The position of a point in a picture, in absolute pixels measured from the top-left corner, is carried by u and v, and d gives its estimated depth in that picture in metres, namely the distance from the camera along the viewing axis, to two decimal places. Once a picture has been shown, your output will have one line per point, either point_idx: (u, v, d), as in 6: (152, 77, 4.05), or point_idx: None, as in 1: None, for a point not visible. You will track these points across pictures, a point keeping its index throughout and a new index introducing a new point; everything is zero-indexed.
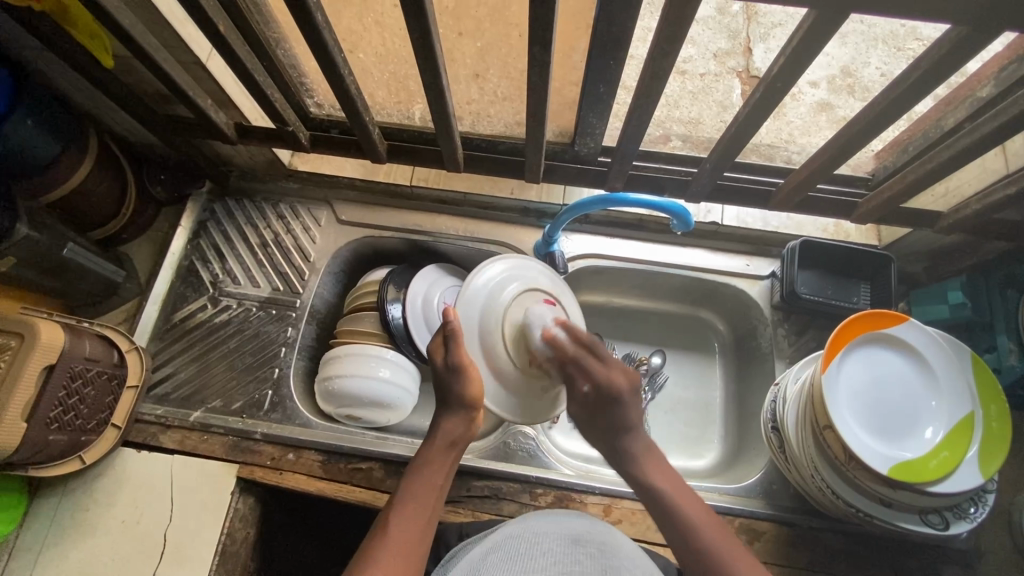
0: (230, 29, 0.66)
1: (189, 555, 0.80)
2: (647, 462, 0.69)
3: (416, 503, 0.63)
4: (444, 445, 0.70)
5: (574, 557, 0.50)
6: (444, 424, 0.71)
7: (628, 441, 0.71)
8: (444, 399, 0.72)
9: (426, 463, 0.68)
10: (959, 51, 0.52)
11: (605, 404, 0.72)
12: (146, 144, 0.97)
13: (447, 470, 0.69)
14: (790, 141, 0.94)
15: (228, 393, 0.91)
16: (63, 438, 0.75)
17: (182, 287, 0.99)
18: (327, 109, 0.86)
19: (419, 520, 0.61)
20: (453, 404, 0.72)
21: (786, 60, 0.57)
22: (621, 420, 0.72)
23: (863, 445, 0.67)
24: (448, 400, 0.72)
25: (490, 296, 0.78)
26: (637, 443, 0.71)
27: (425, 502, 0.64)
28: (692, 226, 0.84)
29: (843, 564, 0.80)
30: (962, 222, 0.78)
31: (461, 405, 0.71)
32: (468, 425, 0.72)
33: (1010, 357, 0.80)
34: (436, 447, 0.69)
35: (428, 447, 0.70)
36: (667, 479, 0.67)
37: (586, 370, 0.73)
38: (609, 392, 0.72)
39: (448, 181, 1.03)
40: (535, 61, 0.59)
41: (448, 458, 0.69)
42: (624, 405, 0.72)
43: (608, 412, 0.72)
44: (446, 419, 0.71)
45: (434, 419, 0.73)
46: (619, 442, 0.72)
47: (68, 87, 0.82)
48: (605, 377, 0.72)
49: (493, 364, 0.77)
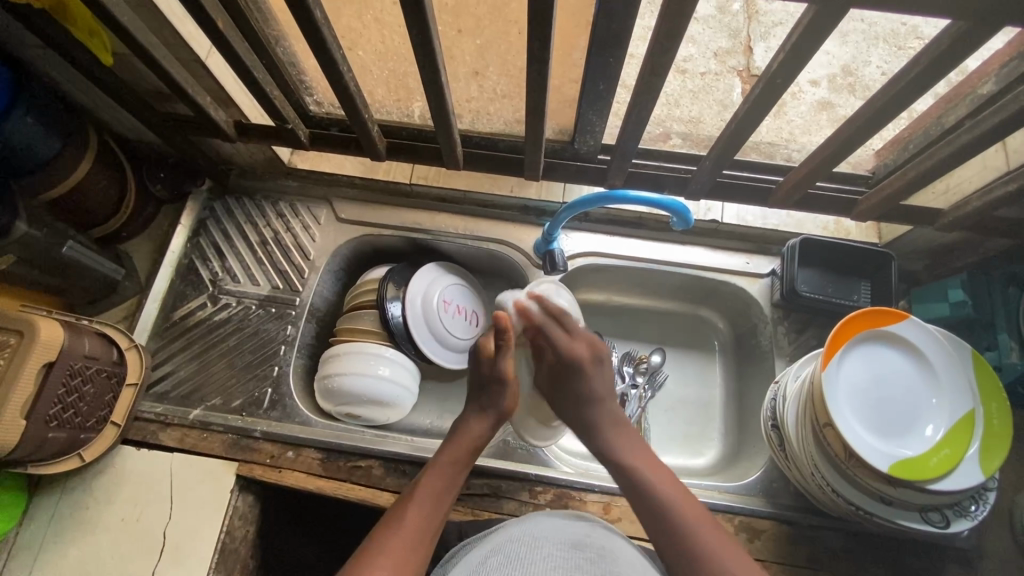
0: (229, 26, 0.66)
1: (187, 554, 0.80)
2: (621, 441, 0.71)
3: (428, 500, 0.62)
4: (467, 445, 0.70)
5: (574, 562, 0.50)
6: (471, 425, 0.72)
7: (593, 412, 0.74)
8: (478, 401, 0.74)
9: (445, 462, 0.67)
10: (960, 47, 0.52)
11: (568, 371, 0.76)
12: (146, 141, 0.97)
13: (463, 471, 0.68)
14: (791, 140, 0.94)
15: (227, 391, 0.91)
16: (63, 436, 0.75)
17: (182, 286, 0.98)
18: (327, 108, 0.87)
19: (429, 518, 0.61)
20: (487, 407, 0.74)
21: (785, 56, 0.57)
22: (585, 389, 0.75)
23: (856, 439, 0.66)
24: (485, 403, 0.74)
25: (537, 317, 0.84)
26: (603, 415, 0.74)
27: (437, 501, 0.63)
28: (692, 224, 0.84)
29: (844, 562, 0.80)
30: (962, 220, 0.78)
31: (496, 411, 0.73)
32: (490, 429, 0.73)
33: (1011, 355, 0.80)
34: (458, 445, 0.70)
35: (449, 445, 0.70)
36: (646, 461, 0.68)
37: (551, 343, 0.78)
38: (569, 359, 0.76)
39: (447, 178, 1.03)
40: (533, 58, 0.59)
41: (466, 463, 0.69)
42: (585, 373, 0.76)
43: (571, 381, 0.76)
44: (473, 422, 0.72)
45: (460, 419, 0.74)
46: (588, 412, 0.74)
47: (67, 85, 0.82)
48: (566, 348, 0.77)
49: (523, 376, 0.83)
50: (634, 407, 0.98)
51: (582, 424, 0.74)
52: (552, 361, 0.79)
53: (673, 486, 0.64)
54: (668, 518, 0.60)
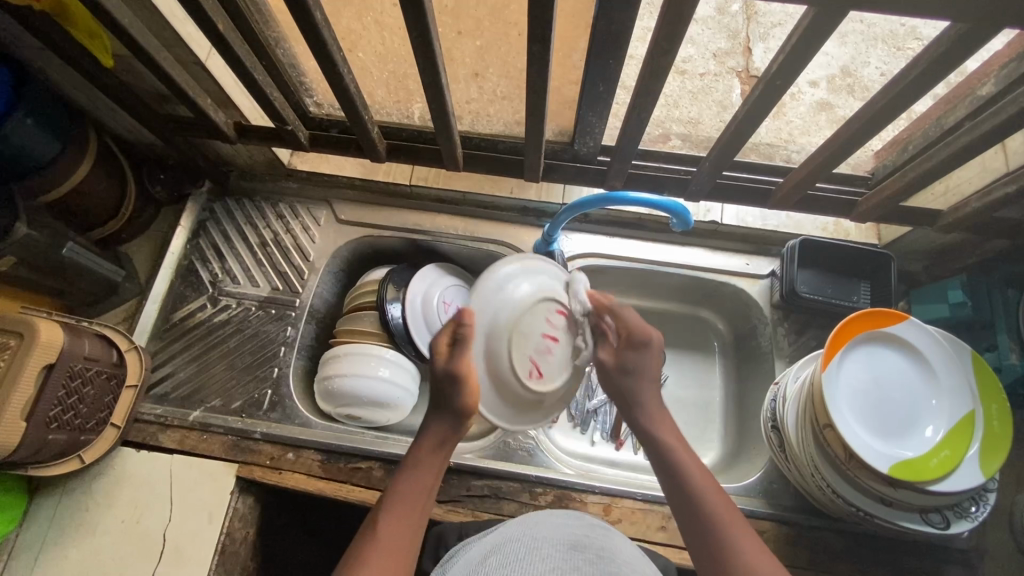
0: (229, 28, 0.66)
1: (187, 556, 0.80)
2: (658, 419, 0.71)
3: (401, 510, 0.62)
4: (431, 447, 0.68)
5: (573, 563, 0.50)
6: (433, 424, 0.70)
7: (641, 387, 0.72)
8: (435, 403, 0.70)
9: (413, 467, 0.66)
10: (958, 50, 0.52)
11: (631, 345, 0.73)
12: (145, 143, 0.97)
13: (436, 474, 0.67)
14: (790, 141, 0.94)
15: (227, 393, 0.91)
16: (62, 438, 0.75)
17: (181, 287, 0.98)
18: (327, 109, 0.86)
19: (406, 529, 0.60)
20: (443, 408, 0.69)
21: (786, 58, 0.57)
22: (639, 366, 0.73)
23: (854, 435, 0.67)
24: (441, 405, 0.69)
25: (503, 299, 0.73)
26: (648, 393, 0.72)
27: (412, 507, 0.62)
28: (692, 225, 0.83)
29: (845, 564, 0.80)
30: (962, 221, 0.78)
31: (455, 412, 0.69)
32: (459, 428, 0.69)
33: (1011, 357, 0.80)
34: (423, 448, 0.68)
35: (415, 449, 0.68)
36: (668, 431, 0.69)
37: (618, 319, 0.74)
38: (637, 334, 0.72)
39: (447, 180, 1.03)
40: (534, 59, 0.59)
41: (436, 460, 0.68)
42: (651, 353, 0.73)
43: (631, 356, 0.73)
44: (432, 423, 0.70)
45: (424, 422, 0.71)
46: (633, 388, 0.73)
47: (67, 87, 0.82)
48: (638, 325, 0.73)
49: (494, 366, 0.73)
50: None
51: (625, 400, 0.73)
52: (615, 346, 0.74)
53: (699, 468, 0.64)
54: (685, 486, 0.63)
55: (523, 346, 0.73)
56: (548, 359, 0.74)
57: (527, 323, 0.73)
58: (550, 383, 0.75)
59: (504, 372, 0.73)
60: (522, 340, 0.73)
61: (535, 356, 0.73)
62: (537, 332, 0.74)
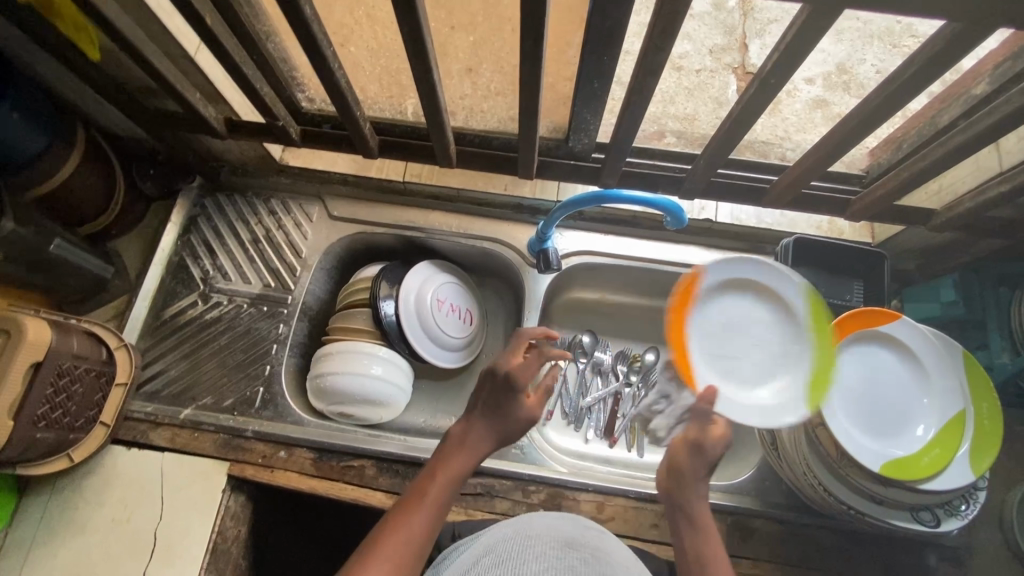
0: (217, 21, 0.65)
1: (179, 554, 0.79)
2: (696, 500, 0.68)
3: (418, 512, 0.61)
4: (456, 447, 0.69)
5: (568, 562, 0.49)
6: (472, 431, 0.70)
7: (693, 465, 0.68)
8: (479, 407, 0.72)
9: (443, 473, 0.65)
10: (955, 47, 0.51)
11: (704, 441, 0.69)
12: (135, 138, 0.96)
13: (460, 482, 0.67)
14: (785, 138, 0.93)
15: (219, 390, 0.90)
16: (51, 436, 0.74)
17: (172, 284, 0.97)
18: (320, 104, 0.86)
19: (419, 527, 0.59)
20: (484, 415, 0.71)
21: (779, 58, 0.57)
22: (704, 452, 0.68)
23: (839, 428, 0.67)
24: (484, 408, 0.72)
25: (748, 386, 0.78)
26: (699, 468, 0.68)
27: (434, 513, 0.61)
28: (686, 223, 0.82)
29: (835, 562, 0.80)
30: (955, 220, 0.78)
31: (486, 416, 0.71)
32: (488, 436, 0.70)
33: (1002, 355, 0.81)
34: (451, 443, 0.70)
35: (444, 449, 0.69)
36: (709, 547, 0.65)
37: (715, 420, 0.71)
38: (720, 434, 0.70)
39: (441, 177, 1.02)
40: (527, 55, 0.59)
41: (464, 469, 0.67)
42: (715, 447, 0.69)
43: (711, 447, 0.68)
44: (470, 428, 0.70)
45: (462, 425, 0.72)
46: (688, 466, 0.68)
47: (53, 80, 0.81)
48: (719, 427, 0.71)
49: (730, 333, 0.81)
50: (628, 406, 1.00)
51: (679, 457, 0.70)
52: (665, 467, 0.71)
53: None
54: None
55: (731, 362, 0.80)
56: (729, 352, 0.80)
57: (751, 380, 0.78)
58: (726, 327, 0.81)
59: (720, 331, 0.81)
60: (764, 363, 0.79)
61: (703, 333, 0.81)
62: (704, 363, 0.80)
